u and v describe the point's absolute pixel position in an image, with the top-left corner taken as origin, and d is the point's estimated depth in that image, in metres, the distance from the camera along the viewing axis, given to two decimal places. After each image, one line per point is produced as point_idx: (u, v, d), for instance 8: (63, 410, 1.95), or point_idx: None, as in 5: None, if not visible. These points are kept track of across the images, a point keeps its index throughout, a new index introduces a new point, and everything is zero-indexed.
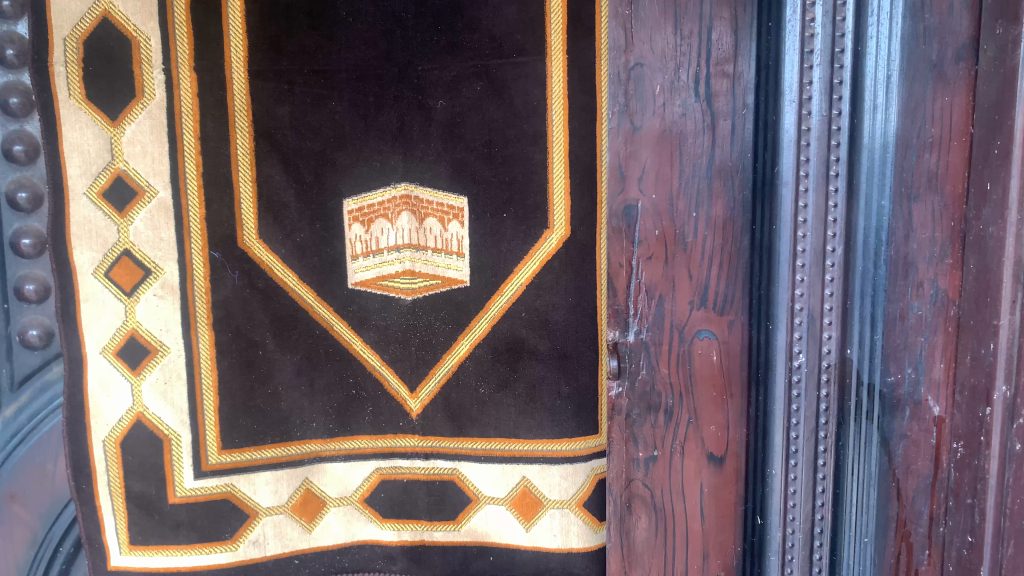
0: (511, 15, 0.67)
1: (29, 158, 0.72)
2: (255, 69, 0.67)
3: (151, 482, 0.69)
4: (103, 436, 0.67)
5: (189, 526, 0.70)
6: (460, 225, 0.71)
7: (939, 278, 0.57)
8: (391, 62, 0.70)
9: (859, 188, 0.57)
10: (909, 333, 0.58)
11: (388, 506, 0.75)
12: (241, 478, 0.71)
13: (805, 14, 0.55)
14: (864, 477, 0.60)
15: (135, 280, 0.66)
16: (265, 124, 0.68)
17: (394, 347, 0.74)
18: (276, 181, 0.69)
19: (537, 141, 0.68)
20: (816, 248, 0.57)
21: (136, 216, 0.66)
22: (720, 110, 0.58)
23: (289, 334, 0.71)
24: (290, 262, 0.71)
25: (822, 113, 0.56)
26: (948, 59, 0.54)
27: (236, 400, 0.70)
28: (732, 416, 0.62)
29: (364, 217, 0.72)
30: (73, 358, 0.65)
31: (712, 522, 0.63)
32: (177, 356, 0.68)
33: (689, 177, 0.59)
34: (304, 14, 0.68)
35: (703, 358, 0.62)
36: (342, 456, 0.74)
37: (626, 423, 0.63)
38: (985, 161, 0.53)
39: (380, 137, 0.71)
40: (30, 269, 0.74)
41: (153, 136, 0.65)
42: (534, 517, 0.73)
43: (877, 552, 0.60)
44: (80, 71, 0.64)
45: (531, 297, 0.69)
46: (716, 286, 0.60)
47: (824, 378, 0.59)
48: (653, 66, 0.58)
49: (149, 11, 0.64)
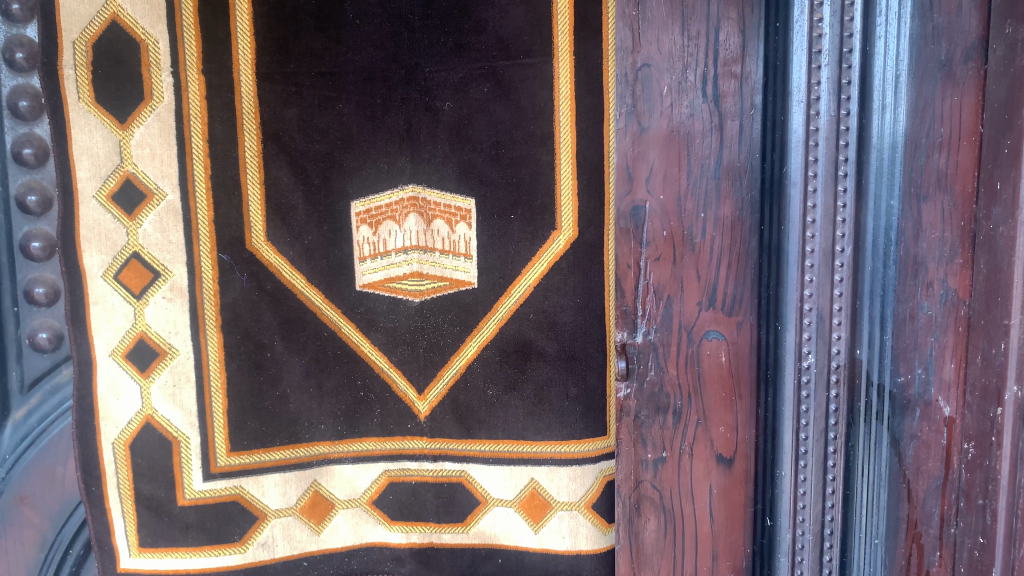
0: (518, 16, 0.67)
1: (38, 161, 0.72)
2: (262, 71, 0.68)
3: (159, 484, 0.69)
4: (112, 438, 0.67)
5: (198, 529, 0.70)
6: (468, 226, 0.71)
7: (949, 278, 0.57)
8: (398, 64, 0.70)
9: (868, 188, 0.56)
10: (918, 333, 0.57)
11: (396, 508, 0.75)
12: (250, 480, 0.71)
13: (813, 14, 0.55)
14: (874, 478, 0.60)
15: (144, 282, 0.66)
16: (273, 126, 0.69)
17: (402, 348, 0.74)
18: (284, 184, 0.69)
19: (545, 142, 0.68)
20: (825, 248, 0.57)
21: (145, 219, 0.66)
22: (729, 111, 0.58)
23: (296, 336, 0.71)
24: (298, 264, 0.71)
25: (830, 113, 0.55)
26: (957, 59, 0.54)
27: (244, 403, 0.71)
28: (741, 416, 0.62)
29: (372, 219, 0.72)
30: (83, 361, 0.66)
31: (722, 523, 0.63)
32: (186, 358, 0.68)
33: (697, 177, 0.59)
34: (312, 16, 0.69)
35: (711, 358, 0.61)
36: (350, 458, 0.74)
37: (635, 424, 0.63)
38: (995, 160, 0.53)
39: (387, 139, 0.72)
40: (40, 272, 0.74)
41: (162, 138, 0.65)
42: (543, 519, 0.73)
43: (888, 553, 0.60)
44: (89, 74, 0.64)
45: (539, 298, 0.69)
46: (724, 286, 0.60)
47: (833, 378, 0.58)
48: (660, 67, 0.58)
49: (157, 14, 0.64)
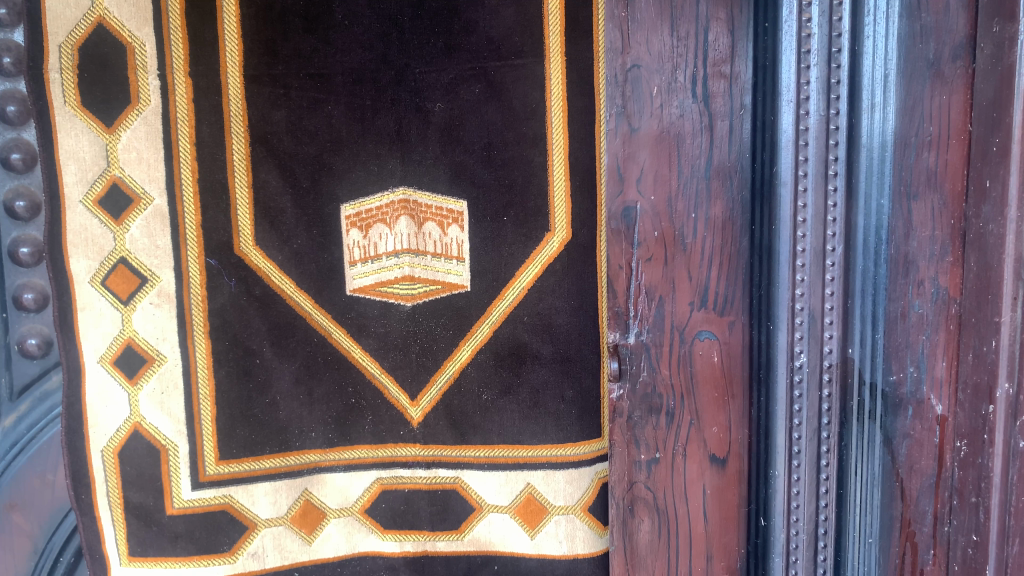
0: (509, 17, 0.66)
1: (26, 166, 0.72)
2: (250, 74, 0.67)
3: (148, 492, 0.68)
4: (101, 446, 0.67)
5: (187, 538, 0.69)
6: (460, 229, 0.71)
7: (940, 277, 0.56)
8: (387, 65, 0.70)
9: (859, 186, 0.57)
10: (910, 332, 0.57)
11: (389, 516, 0.75)
12: (239, 489, 0.71)
13: (802, 15, 0.55)
14: (868, 477, 0.60)
15: (131, 288, 0.66)
16: (261, 129, 0.68)
17: (393, 354, 0.74)
18: (273, 187, 0.69)
19: (537, 144, 0.67)
20: (816, 247, 0.57)
21: (133, 224, 0.65)
22: (718, 111, 0.58)
23: (286, 342, 0.71)
24: (287, 269, 0.71)
25: (819, 113, 0.56)
26: (946, 58, 0.54)
27: (233, 410, 0.70)
28: (734, 416, 0.62)
29: (362, 223, 0.72)
30: (71, 368, 0.65)
31: (716, 524, 0.63)
32: (175, 365, 0.68)
33: (687, 177, 0.59)
34: (299, 17, 0.68)
35: (703, 358, 0.61)
36: (342, 465, 0.74)
37: (627, 425, 0.63)
38: (984, 158, 0.53)
39: (377, 140, 0.71)
40: (29, 278, 0.73)
41: (149, 141, 0.65)
42: (539, 524, 0.72)
43: (882, 553, 0.60)
44: (74, 78, 0.63)
45: (533, 301, 0.69)
46: (716, 287, 0.60)
47: (825, 378, 0.59)
48: (650, 68, 0.58)
49: (144, 17, 0.64)
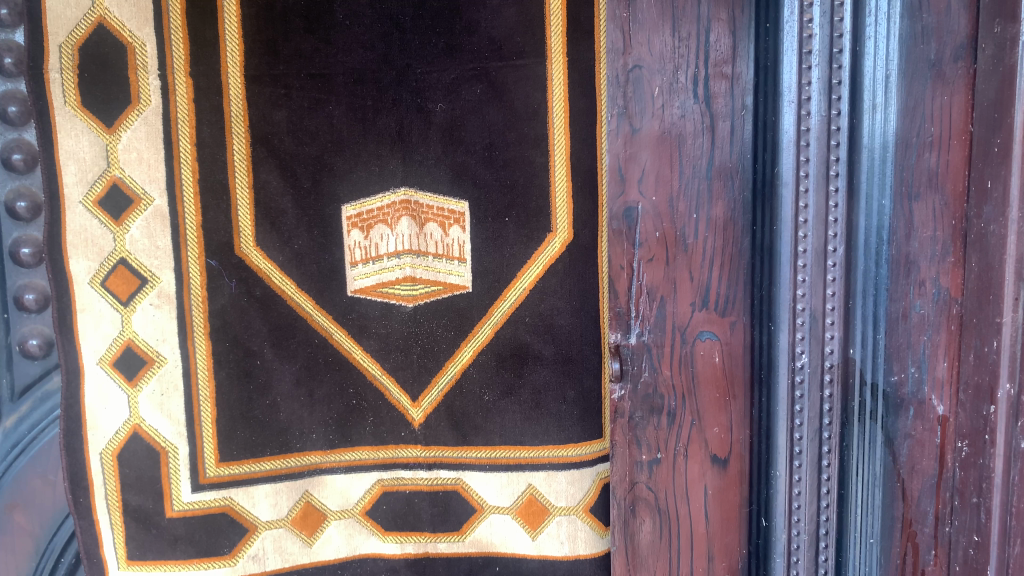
0: (510, 17, 0.66)
1: (27, 166, 0.71)
2: (250, 74, 0.67)
3: (148, 495, 0.68)
4: (100, 448, 0.66)
5: (186, 541, 0.69)
6: (461, 229, 0.71)
7: (941, 277, 0.56)
8: (389, 65, 0.70)
9: (860, 187, 0.57)
10: (911, 332, 0.57)
11: (390, 518, 0.75)
12: (239, 491, 0.71)
13: (803, 15, 0.55)
14: (869, 477, 0.60)
15: (131, 289, 0.66)
16: (262, 129, 0.68)
17: (395, 355, 0.74)
18: (274, 188, 0.69)
19: (538, 145, 0.67)
20: (817, 248, 0.57)
21: (133, 225, 0.65)
22: (720, 111, 0.58)
23: (287, 343, 0.71)
24: (288, 270, 0.70)
25: (821, 113, 0.55)
26: (947, 59, 0.54)
27: (234, 411, 0.70)
28: (735, 417, 0.62)
29: (363, 223, 0.72)
30: (70, 369, 0.65)
31: (717, 524, 0.63)
32: (174, 366, 0.67)
33: (689, 178, 0.59)
34: (300, 17, 0.68)
35: (705, 359, 0.62)
36: (343, 467, 0.74)
37: (628, 426, 0.63)
38: (985, 159, 0.52)
39: (378, 141, 0.71)
40: (30, 279, 0.73)
41: (149, 142, 0.65)
42: (541, 525, 0.72)
43: (884, 553, 0.60)
44: (75, 78, 0.63)
45: (535, 301, 0.69)
46: (717, 287, 0.60)
47: (827, 378, 0.59)
48: (651, 68, 0.58)
49: (144, 17, 0.64)
